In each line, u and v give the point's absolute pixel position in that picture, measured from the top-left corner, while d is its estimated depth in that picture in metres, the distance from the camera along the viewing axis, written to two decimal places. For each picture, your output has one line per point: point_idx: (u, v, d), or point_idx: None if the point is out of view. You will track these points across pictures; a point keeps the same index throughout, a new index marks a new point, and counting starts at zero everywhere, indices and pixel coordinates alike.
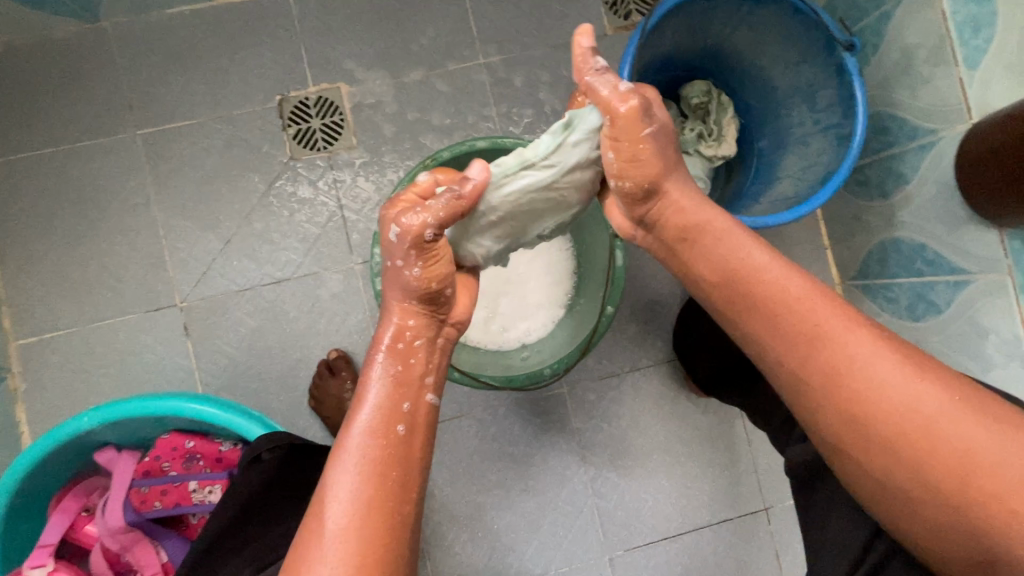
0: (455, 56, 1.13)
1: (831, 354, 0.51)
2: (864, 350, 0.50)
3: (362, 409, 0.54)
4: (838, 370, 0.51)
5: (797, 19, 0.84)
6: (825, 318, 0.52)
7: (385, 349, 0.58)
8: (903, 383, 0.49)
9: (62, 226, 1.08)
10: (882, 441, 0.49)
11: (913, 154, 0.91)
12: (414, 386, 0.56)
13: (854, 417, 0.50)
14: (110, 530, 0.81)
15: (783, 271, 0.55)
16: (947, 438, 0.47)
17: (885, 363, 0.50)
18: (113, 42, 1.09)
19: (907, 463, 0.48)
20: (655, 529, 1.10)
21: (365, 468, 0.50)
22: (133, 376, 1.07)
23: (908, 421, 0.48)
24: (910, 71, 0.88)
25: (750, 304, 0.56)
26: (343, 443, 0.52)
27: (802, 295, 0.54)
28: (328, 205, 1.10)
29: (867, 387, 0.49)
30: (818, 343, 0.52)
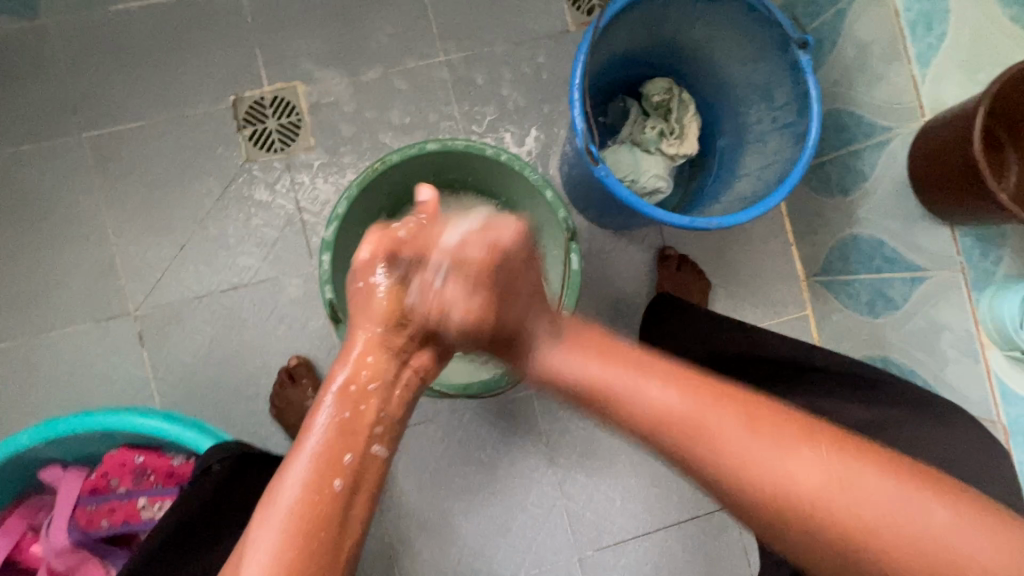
0: (414, 54, 1.10)
1: (712, 453, 0.45)
2: (742, 441, 0.45)
3: (300, 456, 0.49)
4: (732, 468, 0.45)
5: (751, 16, 0.82)
6: (701, 426, 0.46)
7: (335, 392, 0.52)
8: (793, 470, 0.44)
9: (6, 235, 1.04)
10: (792, 533, 0.44)
11: (870, 151, 0.91)
12: (360, 436, 0.51)
13: (762, 520, 0.45)
14: (53, 551, 0.78)
15: (640, 369, 0.48)
16: (845, 523, 0.43)
17: (768, 453, 0.45)
18: (54, 41, 1.05)
19: (831, 547, 0.44)
20: (624, 529, 1.10)
21: (292, 527, 0.46)
22: (85, 389, 1.03)
23: (794, 508, 0.44)
24: (865, 68, 0.87)
25: (643, 432, 0.47)
26: (270, 501, 0.47)
27: (675, 413, 0.46)
28: (285, 208, 1.07)
29: (769, 489, 0.44)
30: (706, 445, 0.45)
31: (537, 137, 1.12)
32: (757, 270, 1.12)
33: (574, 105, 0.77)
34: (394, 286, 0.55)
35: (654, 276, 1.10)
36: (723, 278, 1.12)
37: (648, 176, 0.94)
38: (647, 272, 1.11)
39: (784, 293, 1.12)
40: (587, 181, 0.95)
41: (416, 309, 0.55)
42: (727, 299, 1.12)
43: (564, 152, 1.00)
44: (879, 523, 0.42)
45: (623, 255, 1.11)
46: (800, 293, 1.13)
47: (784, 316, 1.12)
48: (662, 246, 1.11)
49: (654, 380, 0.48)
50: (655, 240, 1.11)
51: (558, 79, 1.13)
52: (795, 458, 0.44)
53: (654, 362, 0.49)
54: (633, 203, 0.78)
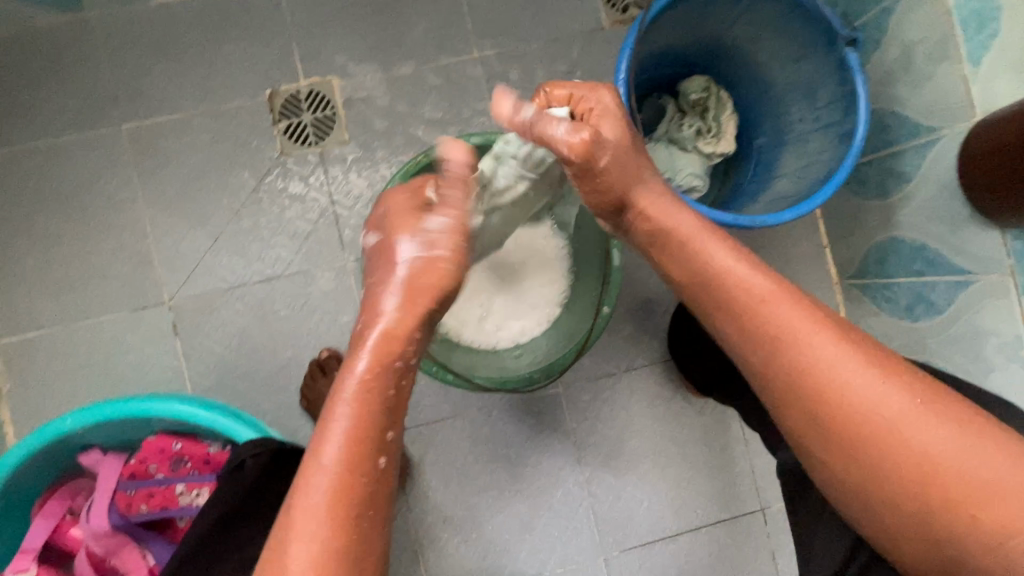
0: (449, 49, 1.11)
1: (800, 350, 0.52)
2: (829, 347, 0.51)
3: (336, 429, 0.49)
4: (801, 365, 0.52)
5: (797, 13, 0.82)
6: (793, 330, 0.53)
7: (373, 365, 0.52)
8: (865, 383, 0.50)
9: (45, 222, 1.05)
10: (840, 440, 0.50)
11: (913, 152, 0.89)
12: (400, 413, 0.53)
13: (821, 421, 0.51)
14: (93, 535, 0.79)
15: (743, 268, 0.58)
16: (903, 430, 0.48)
17: (855, 366, 0.50)
18: (96, 33, 1.06)
19: (875, 462, 0.49)
20: (650, 531, 1.09)
21: (334, 513, 0.47)
22: (120, 376, 1.05)
23: (865, 420, 0.49)
24: (911, 68, 0.86)
25: (736, 314, 0.57)
26: (307, 475, 0.48)
27: (765, 298, 0.55)
28: (319, 202, 1.08)
29: (836, 395, 0.50)
30: (783, 338, 0.53)
31: None
32: (790, 272, 1.11)
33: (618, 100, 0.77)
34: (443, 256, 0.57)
35: None
36: None
37: (684, 174, 0.93)
38: None
39: (817, 295, 1.11)
40: None
41: (463, 263, 0.58)
42: None
43: None
44: (930, 451, 0.47)
45: None
46: (833, 297, 1.11)
47: None
48: None
49: (751, 272, 0.57)
50: None
51: (591, 76, 1.12)
52: (883, 380, 0.49)
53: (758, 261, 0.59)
54: None
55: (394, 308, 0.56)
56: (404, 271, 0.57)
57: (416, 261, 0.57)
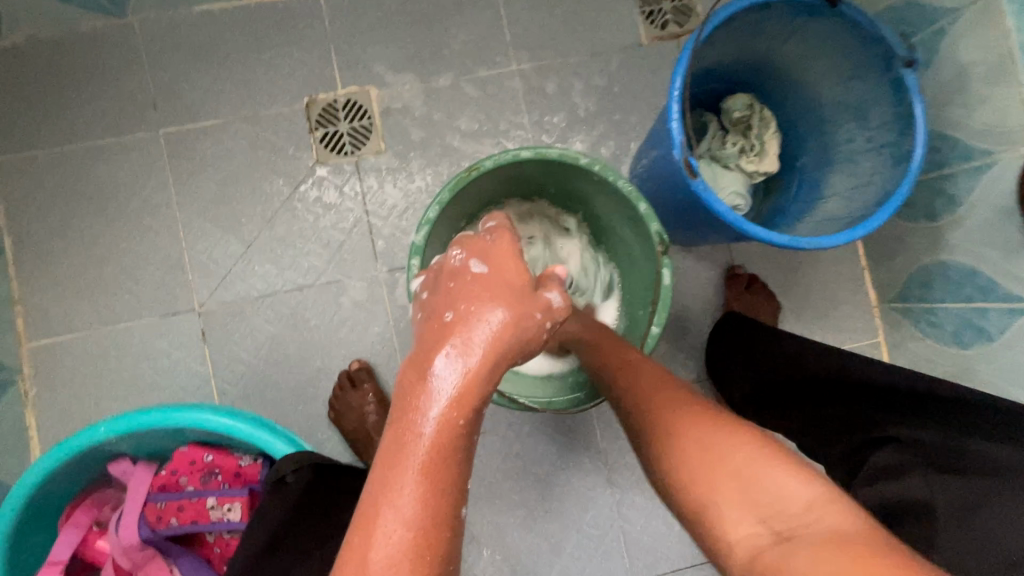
0: (487, 62, 1.10)
1: (643, 399, 0.59)
2: (667, 397, 0.57)
3: (411, 471, 0.45)
4: (652, 422, 0.56)
5: (853, 32, 0.80)
6: (640, 383, 0.60)
7: (444, 402, 0.47)
8: (693, 435, 0.52)
9: (78, 226, 1.05)
10: (685, 497, 0.50)
11: (965, 175, 0.87)
12: (467, 454, 0.48)
13: (656, 467, 0.54)
14: (122, 548, 0.77)
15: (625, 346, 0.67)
16: (715, 463, 0.50)
17: (683, 410, 0.55)
18: (138, 38, 1.07)
19: (696, 503, 0.50)
20: (681, 557, 1.06)
21: (412, 560, 0.43)
22: (147, 382, 1.03)
23: (682, 459, 0.52)
24: (965, 90, 0.85)
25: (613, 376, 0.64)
26: (376, 525, 0.44)
27: (628, 364, 0.64)
28: (353, 211, 1.07)
29: (665, 436, 0.54)
30: (638, 398, 0.59)
31: (607, 149, 1.10)
32: (829, 293, 1.09)
33: (673, 118, 0.77)
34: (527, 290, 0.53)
35: (723, 295, 1.07)
36: (793, 300, 1.08)
37: (727, 193, 0.92)
38: (715, 290, 1.08)
39: (857, 318, 1.09)
40: (661, 194, 0.92)
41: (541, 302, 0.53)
42: (797, 322, 1.08)
43: (638, 165, 0.98)
44: (767, 491, 0.47)
45: (690, 272, 1.08)
46: (873, 320, 1.09)
47: (856, 341, 1.08)
48: (731, 264, 1.08)
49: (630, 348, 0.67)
50: (724, 259, 1.09)
51: (629, 91, 1.12)
52: (701, 420, 0.53)
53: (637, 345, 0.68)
54: (729, 219, 0.76)
55: (475, 332, 0.49)
56: (480, 290, 0.51)
57: (492, 280, 0.52)
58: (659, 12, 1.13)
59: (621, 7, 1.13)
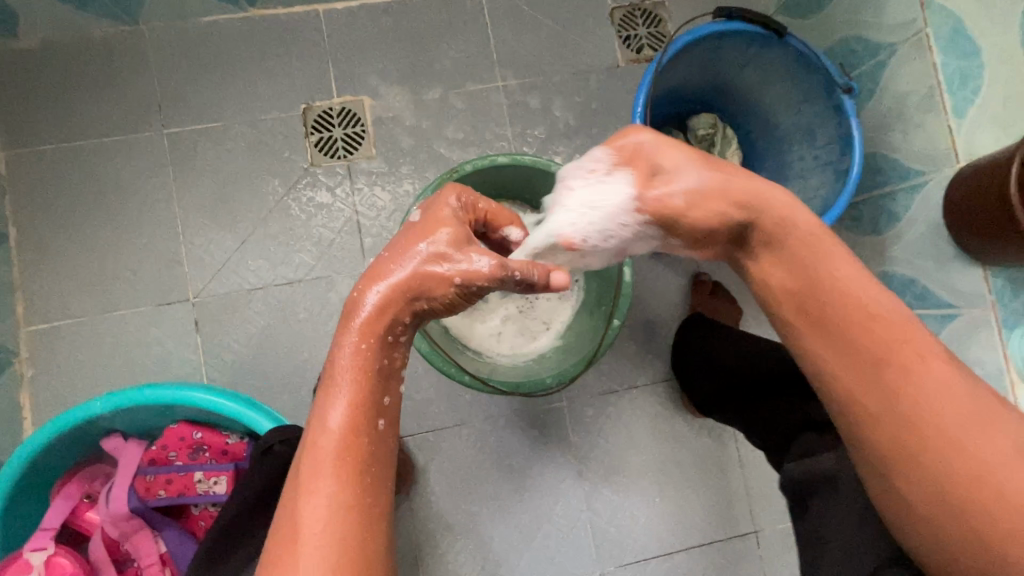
0: (475, 77, 1.19)
1: (914, 388, 0.50)
2: (947, 393, 0.50)
3: (339, 400, 0.52)
4: (914, 419, 0.50)
5: (799, 61, 0.90)
6: (913, 374, 0.50)
7: (359, 327, 0.54)
8: (977, 429, 0.48)
9: (82, 217, 1.11)
10: (938, 478, 0.49)
11: (904, 193, 0.96)
12: (385, 382, 0.54)
13: (907, 455, 0.50)
14: (112, 517, 0.82)
15: (886, 306, 0.53)
16: (985, 475, 0.47)
17: (965, 412, 0.49)
18: (148, 45, 1.14)
19: (949, 501, 0.48)
20: (646, 547, 1.12)
21: (338, 464, 0.50)
22: (140, 368, 1.08)
23: (952, 464, 0.48)
24: (902, 116, 0.94)
25: (863, 346, 0.52)
26: (313, 442, 0.51)
27: (904, 339, 0.51)
28: (344, 211, 1.14)
29: (937, 437, 0.49)
30: (906, 378, 0.50)
31: None
32: None
33: None
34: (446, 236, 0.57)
35: (689, 299, 1.15)
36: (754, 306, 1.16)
37: None
38: (682, 295, 1.16)
39: None
40: None
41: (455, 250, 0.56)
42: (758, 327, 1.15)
43: None
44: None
45: (659, 278, 1.16)
46: None
47: None
48: (697, 271, 1.16)
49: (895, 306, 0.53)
50: (691, 266, 1.16)
51: (606, 109, 1.20)
52: (991, 426, 0.49)
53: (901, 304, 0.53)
54: None
55: (390, 268, 0.55)
56: (402, 241, 0.57)
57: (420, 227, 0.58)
58: (635, 37, 1.23)
59: (600, 32, 1.22)
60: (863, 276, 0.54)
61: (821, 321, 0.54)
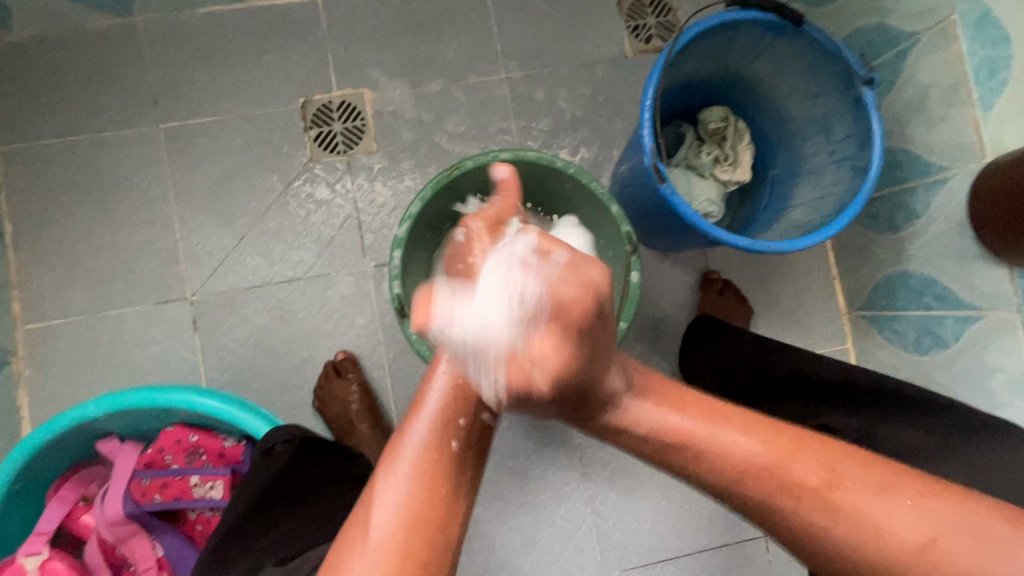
0: (477, 70, 1.15)
1: (802, 504, 0.50)
2: (822, 490, 0.50)
3: (410, 441, 0.53)
4: (813, 519, 0.50)
5: (817, 51, 0.86)
6: (789, 476, 0.51)
7: (454, 355, 0.55)
8: (880, 515, 0.49)
9: (76, 214, 1.09)
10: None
11: (925, 189, 0.92)
12: (476, 402, 0.55)
13: (823, 561, 0.51)
14: (107, 522, 0.81)
15: (724, 422, 0.53)
16: (893, 549, 0.48)
17: (857, 502, 0.49)
18: (143, 37, 1.11)
19: None
20: (652, 551, 1.09)
21: (415, 482, 0.51)
22: (138, 367, 1.06)
23: (871, 551, 0.49)
24: (924, 109, 0.90)
25: (730, 482, 0.52)
26: (392, 455, 0.53)
27: (755, 457, 0.51)
28: (344, 208, 1.11)
29: (833, 530, 0.50)
30: (793, 489, 0.50)
31: (587, 154, 1.15)
32: (801, 299, 1.12)
33: (645, 124, 0.82)
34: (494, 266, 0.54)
35: (698, 298, 1.11)
36: (766, 306, 1.12)
37: (702, 200, 0.96)
38: (691, 294, 1.12)
39: (827, 325, 1.12)
40: (638, 200, 0.96)
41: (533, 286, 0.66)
42: (770, 327, 1.11)
43: (619, 169, 1.02)
44: (943, 566, 0.47)
45: (668, 276, 1.12)
46: (841, 327, 1.12)
47: (824, 347, 1.11)
48: (706, 269, 1.12)
49: (736, 431, 0.53)
50: (700, 263, 1.12)
51: (613, 101, 1.17)
52: (888, 504, 0.49)
53: (736, 412, 0.55)
54: (695, 223, 0.81)
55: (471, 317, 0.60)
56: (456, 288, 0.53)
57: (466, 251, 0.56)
58: (643, 27, 1.19)
59: (607, 21, 1.18)
60: (672, 391, 0.55)
61: (700, 458, 0.53)
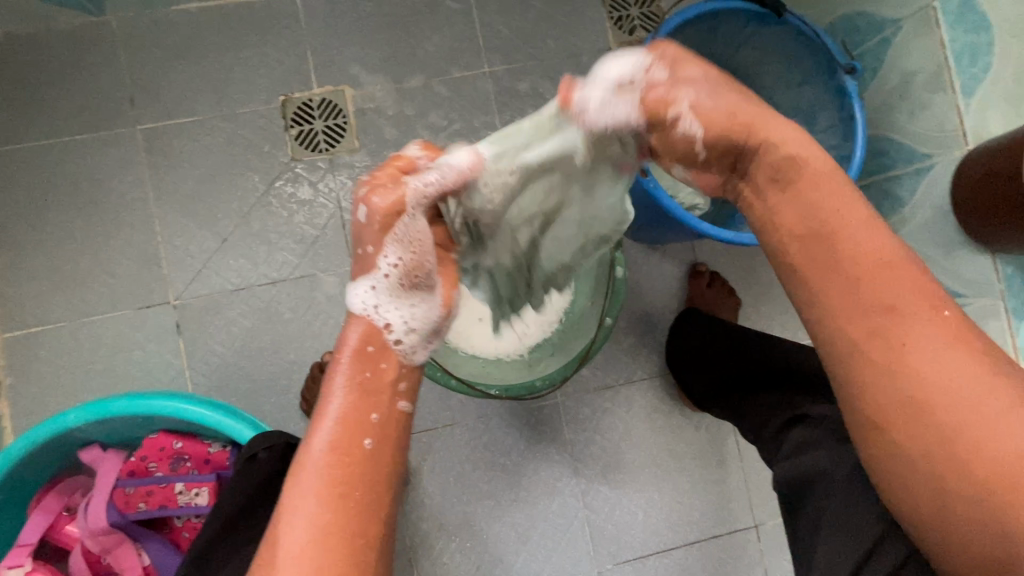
0: (459, 63, 1.13)
1: (905, 330, 0.50)
2: (936, 339, 0.49)
3: (326, 421, 0.54)
4: (895, 339, 0.50)
5: (799, 40, 0.85)
6: (907, 304, 0.50)
7: (352, 353, 0.57)
8: (967, 379, 0.48)
9: (54, 219, 1.07)
10: (942, 443, 0.48)
11: (910, 177, 0.92)
12: (382, 396, 0.57)
13: (895, 392, 0.50)
14: (90, 532, 0.80)
15: (871, 240, 0.52)
16: (965, 408, 0.48)
17: (961, 363, 0.48)
18: (117, 36, 1.09)
19: (934, 437, 0.48)
20: (644, 544, 1.10)
21: (325, 484, 0.52)
22: (121, 374, 1.05)
23: (935, 399, 0.48)
24: (908, 96, 0.89)
25: (850, 278, 0.52)
26: (300, 466, 0.53)
27: (884, 266, 0.51)
28: (327, 207, 1.10)
29: (923, 374, 0.49)
30: (901, 311, 0.50)
31: None
32: None
33: None
34: (375, 228, 0.56)
35: (685, 291, 1.11)
36: (754, 297, 1.11)
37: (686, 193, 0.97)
38: (678, 287, 1.12)
39: None
40: None
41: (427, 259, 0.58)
42: (757, 318, 1.11)
43: None
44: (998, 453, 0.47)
45: (654, 269, 1.12)
46: None
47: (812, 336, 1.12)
48: (694, 261, 1.12)
49: (881, 243, 0.52)
50: (687, 256, 1.12)
51: None
52: (984, 378, 0.48)
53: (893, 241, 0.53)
54: (679, 216, 0.81)
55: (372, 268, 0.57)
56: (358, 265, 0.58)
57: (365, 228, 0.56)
58: (627, 17, 1.17)
59: (590, 12, 1.17)
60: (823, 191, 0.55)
61: (806, 242, 0.54)
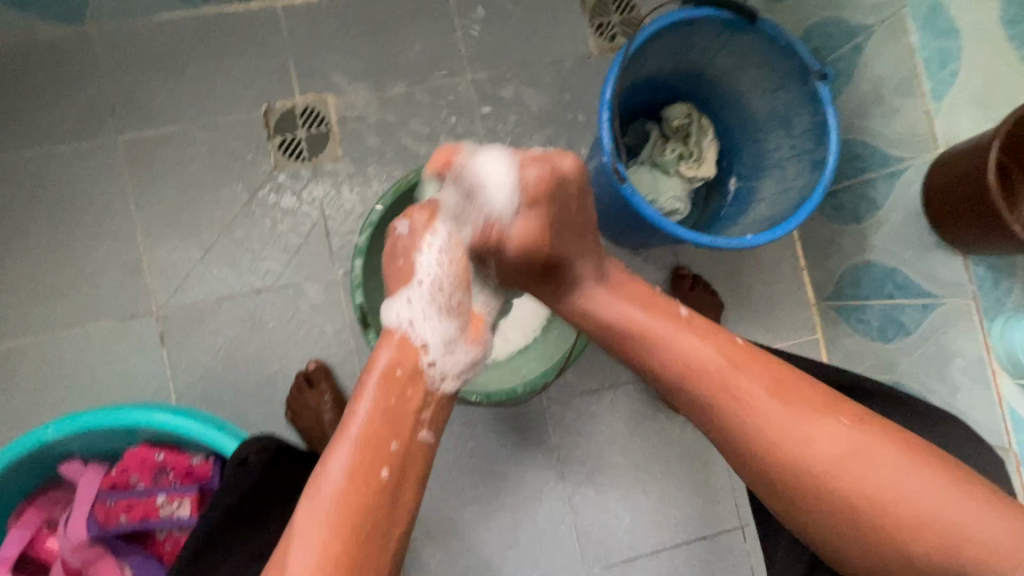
0: (441, 71, 1.14)
1: (745, 415, 0.55)
2: (773, 411, 0.54)
3: (345, 444, 0.55)
4: (754, 428, 0.54)
5: (773, 47, 0.86)
6: (728, 381, 0.56)
7: (380, 376, 0.59)
8: (807, 435, 0.52)
9: (34, 229, 1.06)
10: (833, 509, 0.51)
11: (883, 180, 0.94)
12: (404, 425, 0.58)
13: (776, 482, 0.54)
14: (70, 547, 0.80)
15: (676, 330, 0.60)
16: (824, 473, 0.51)
17: (806, 423, 0.53)
18: (97, 46, 1.08)
19: (829, 510, 0.51)
20: (631, 547, 1.10)
21: (341, 508, 0.51)
22: (104, 385, 1.04)
23: (807, 469, 0.52)
24: (880, 101, 0.91)
25: (679, 378, 0.59)
26: (316, 488, 0.53)
27: (702, 360, 0.57)
28: (311, 215, 1.10)
29: (784, 450, 0.53)
30: (730, 388, 0.56)
31: None
32: (770, 292, 1.13)
33: (603, 125, 0.82)
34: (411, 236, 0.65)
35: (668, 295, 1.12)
36: (737, 299, 1.13)
37: (667, 197, 0.96)
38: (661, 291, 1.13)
39: (796, 316, 1.13)
40: (602, 199, 0.97)
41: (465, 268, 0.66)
42: (740, 320, 1.12)
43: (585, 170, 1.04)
44: (898, 502, 0.49)
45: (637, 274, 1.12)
46: (811, 317, 1.14)
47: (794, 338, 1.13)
48: (677, 265, 1.12)
49: (686, 337, 0.59)
50: (670, 260, 1.13)
51: (580, 99, 1.17)
52: (834, 427, 0.52)
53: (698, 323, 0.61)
54: (655, 221, 0.81)
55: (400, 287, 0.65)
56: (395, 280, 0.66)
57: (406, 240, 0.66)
58: (608, 24, 1.19)
59: (571, 19, 1.18)
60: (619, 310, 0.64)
61: (648, 349, 0.61)
